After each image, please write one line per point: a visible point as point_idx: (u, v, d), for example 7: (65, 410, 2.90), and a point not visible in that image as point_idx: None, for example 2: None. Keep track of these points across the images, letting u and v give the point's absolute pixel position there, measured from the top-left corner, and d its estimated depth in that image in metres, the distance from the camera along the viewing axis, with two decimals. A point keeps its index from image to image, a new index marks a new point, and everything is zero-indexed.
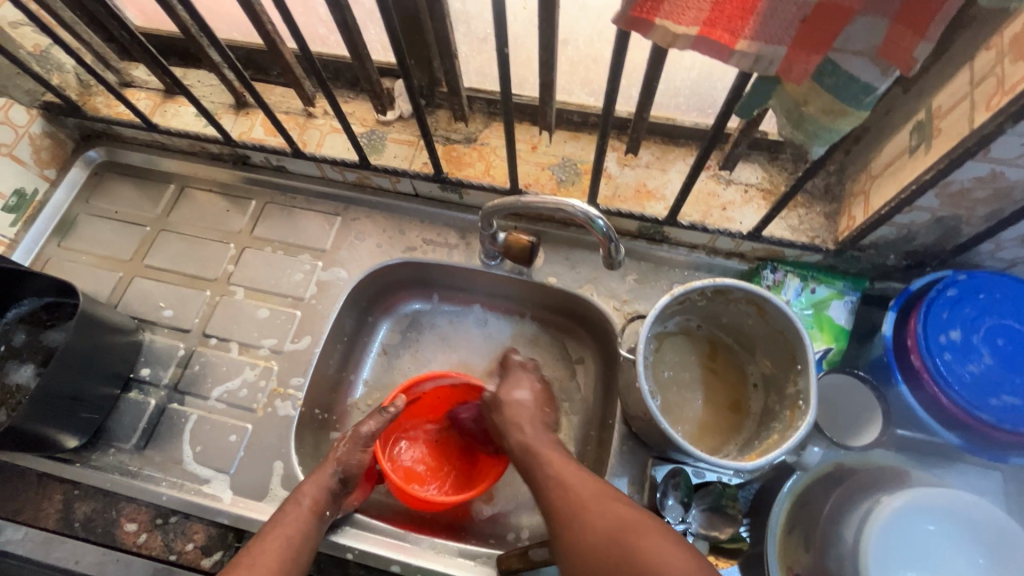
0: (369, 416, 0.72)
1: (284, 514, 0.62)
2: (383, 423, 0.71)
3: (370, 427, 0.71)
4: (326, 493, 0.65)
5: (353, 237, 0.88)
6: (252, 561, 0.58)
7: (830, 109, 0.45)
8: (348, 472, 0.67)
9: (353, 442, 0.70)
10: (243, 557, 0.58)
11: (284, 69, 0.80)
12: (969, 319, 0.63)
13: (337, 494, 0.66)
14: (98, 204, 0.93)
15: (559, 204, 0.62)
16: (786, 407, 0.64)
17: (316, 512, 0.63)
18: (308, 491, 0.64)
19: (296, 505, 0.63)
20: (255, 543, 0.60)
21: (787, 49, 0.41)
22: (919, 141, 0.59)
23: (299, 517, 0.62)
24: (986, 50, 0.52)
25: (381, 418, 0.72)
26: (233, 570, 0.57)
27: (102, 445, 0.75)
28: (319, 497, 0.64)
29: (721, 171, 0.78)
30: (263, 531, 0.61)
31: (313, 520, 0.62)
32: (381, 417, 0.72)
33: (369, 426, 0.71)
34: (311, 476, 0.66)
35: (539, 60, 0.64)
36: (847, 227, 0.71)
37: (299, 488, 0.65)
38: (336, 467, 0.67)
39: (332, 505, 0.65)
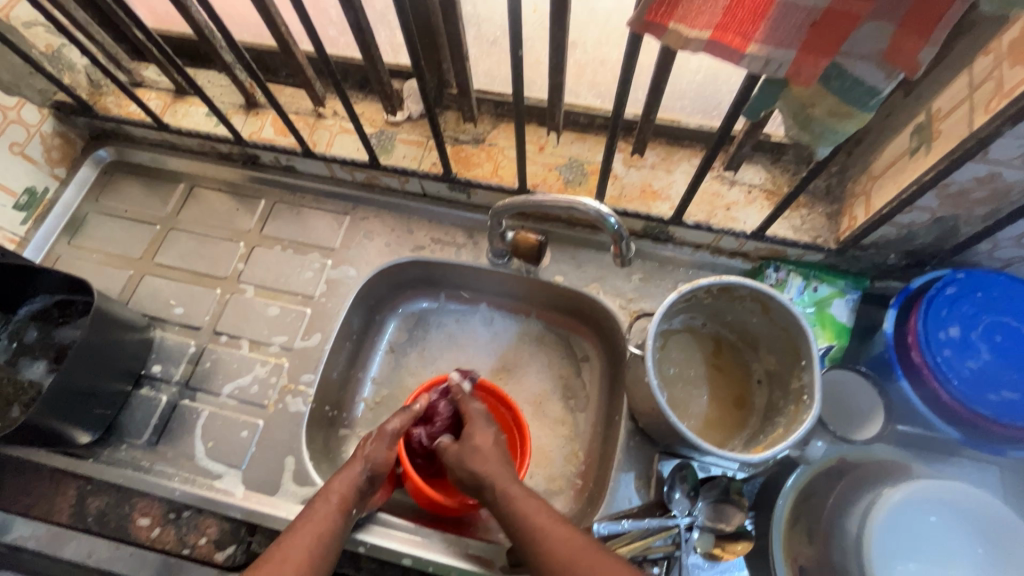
0: (393, 415, 0.74)
1: (312, 511, 0.63)
2: (408, 421, 0.73)
3: (395, 425, 0.72)
4: (354, 490, 0.66)
5: (361, 236, 0.89)
6: (281, 558, 0.58)
7: (836, 111, 0.47)
8: (376, 470, 0.68)
9: (379, 440, 0.71)
10: (273, 552, 0.59)
11: (295, 70, 0.81)
12: (967, 316, 0.65)
13: (363, 493, 0.67)
14: (108, 203, 0.94)
15: (571, 203, 0.63)
16: (790, 402, 0.66)
17: (342, 510, 0.64)
18: (337, 489, 0.65)
19: (323, 503, 0.64)
20: (284, 538, 0.60)
21: (797, 52, 0.42)
22: (919, 142, 0.61)
23: (327, 514, 0.63)
24: (985, 55, 0.53)
25: (405, 416, 0.73)
26: (261, 566, 0.57)
27: (114, 440, 0.76)
28: (346, 494, 0.65)
29: (725, 172, 0.79)
30: (290, 528, 0.62)
31: (340, 517, 0.63)
32: (405, 415, 0.73)
33: (395, 424, 0.72)
34: (339, 474, 0.67)
35: (549, 62, 0.65)
36: (849, 227, 0.72)
37: (327, 484, 0.66)
38: (364, 465, 0.68)
39: (357, 503, 0.66)
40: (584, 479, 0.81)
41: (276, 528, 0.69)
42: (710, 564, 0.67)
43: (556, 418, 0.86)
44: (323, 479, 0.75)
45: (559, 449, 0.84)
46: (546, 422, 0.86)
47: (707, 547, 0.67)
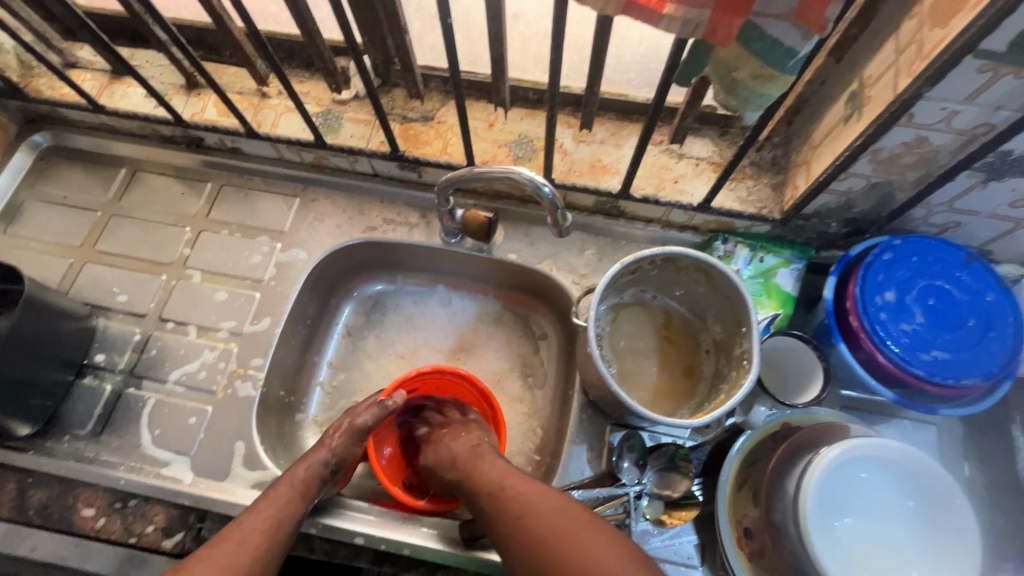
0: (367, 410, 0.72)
1: (273, 494, 0.62)
2: (380, 416, 0.73)
3: (365, 419, 0.72)
4: (319, 483, 0.65)
5: (312, 218, 0.87)
6: (239, 539, 0.57)
7: (759, 75, 0.47)
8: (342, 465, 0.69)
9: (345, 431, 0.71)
10: (230, 532, 0.58)
11: (233, 47, 0.78)
12: (902, 280, 0.67)
13: (325, 484, 0.67)
14: (46, 190, 0.90)
15: (506, 172, 0.63)
16: (733, 368, 0.67)
17: (305, 495, 0.64)
18: (299, 477, 0.64)
19: (283, 488, 0.63)
20: (244, 519, 0.59)
21: (712, 12, 0.41)
22: (852, 109, 0.62)
23: (288, 499, 0.62)
24: (909, 19, 0.54)
25: (378, 411, 0.73)
26: (217, 546, 0.56)
27: (57, 432, 0.74)
28: (308, 483, 0.65)
29: (673, 146, 0.79)
30: (248, 509, 0.61)
31: (302, 502, 0.63)
32: (378, 409, 0.73)
33: (365, 418, 0.72)
34: (303, 461, 0.66)
35: (487, 33, 0.64)
36: (791, 197, 0.73)
37: (291, 471, 0.65)
38: (330, 455, 0.68)
39: (321, 493, 0.66)
40: (541, 454, 0.82)
41: (227, 512, 0.69)
42: (659, 530, 0.68)
43: (513, 396, 0.87)
44: (276, 463, 0.75)
45: (517, 426, 0.85)
46: (504, 399, 0.87)
47: (657, 514, 0.68)
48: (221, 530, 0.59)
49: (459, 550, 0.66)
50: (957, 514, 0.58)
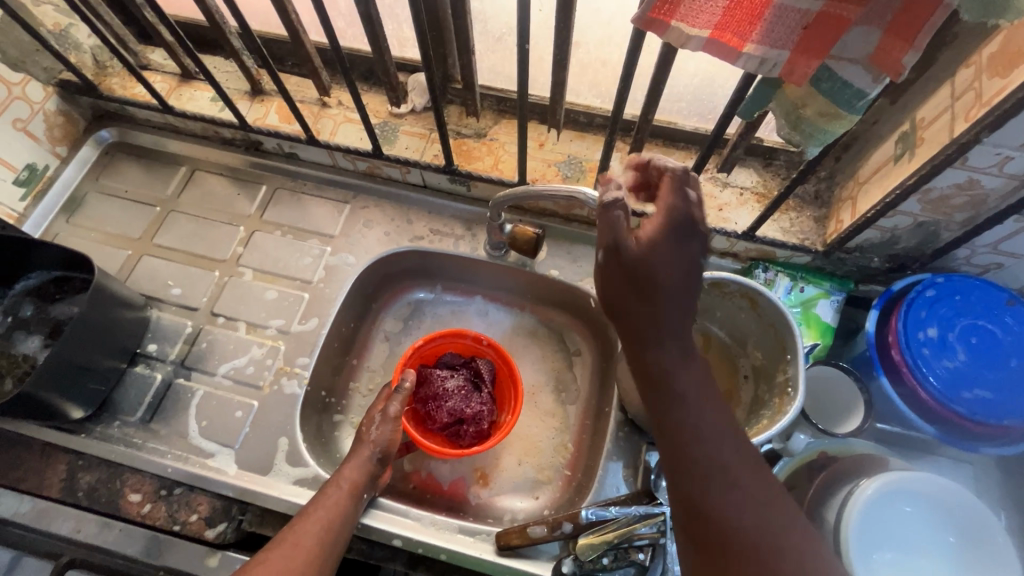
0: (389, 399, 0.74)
1: (323, 496, 0.64)
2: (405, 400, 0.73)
3: (397, 408, 0.73)
4: (367, 477, 0.68)
5: (361, 224, 0.90)
6: (294, 542, 0.59)
7: (825, 112, 0.49)
8: (386, 452, 0.70)
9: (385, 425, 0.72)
10: (286, 534, 0.60)
11: (303, 58, 0.82)
12: (945, 317, 0.68)
13: (372, 478, 0.69)
14: (108, 183, 0.94)
15: (570, 192, 0.65)
16: (775, 394, 0.68)
17: (354, 494, 0.66)
18: (348, 476, 0.66)
19: (333, 490, 0.65)
20: (297, 522, 0.61)
21: (791, 54, 0.44)
22: (903, 149, 0.64)
23: (339, 500, 0.64)
24: (966, 68, 0.56)
25: (400, 395, 0.73)
26: (275, 549, 0.58)
27: (107, 417, 0.76)
28: (357, 481, 0.67)
29: (719, 174, 0.82)
30: (301, 512, 0.62)
31: (351, 501, 0.65)
32: (400, 394, 0.74)
33: (396, 407, 0.73)
34: (349, 461, 0.68)
35: (554, 59, 0.68)
36: (835, 230, 0.75)
37: (338, 471, 0.67)
38: (374, 450, 0.70)
39: (370, 488, 0.68)
40: (573, 469, 0.83)
41: (269, 506, 0.70)
42: None
43: (546, 410, 0.88)
44: (316, 461, 0.76)
45: (549, 440, 0.86)
46: (537, 412, 0.88)
47: None
48: (278, 531, 0.61)
49: (496, 558, 0.68)
50: (997, 549, 0.59)
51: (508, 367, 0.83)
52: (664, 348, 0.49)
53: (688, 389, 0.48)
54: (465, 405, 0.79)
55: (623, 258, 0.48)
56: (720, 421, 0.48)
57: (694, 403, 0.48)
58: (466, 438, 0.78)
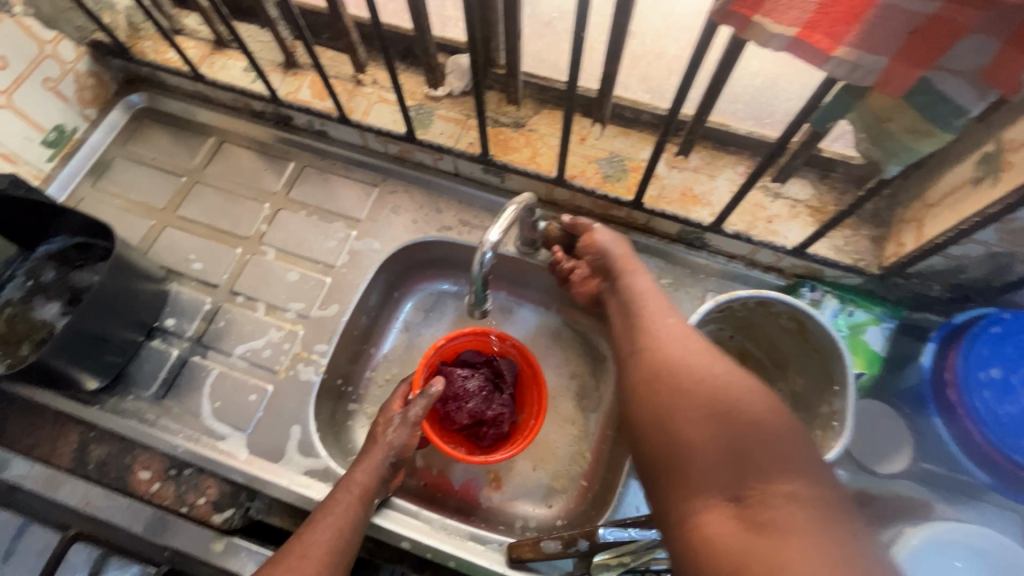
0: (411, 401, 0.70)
1: (331, 501, 0.62)
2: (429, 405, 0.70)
3: (418, 411, 0.69)
4: (381, 478, 0.66)
5: (388, 210, 0.87)
6: (302, 552, 0.57)
7: (916, 129, 0.45)
8: (400, 451, 0.68)
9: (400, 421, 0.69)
10: (294, 543, 0.58)
11: (340, 32, 0.78)
12: (1012, 359, 0.62)
13: (384, 480, 0.67)
14: (136, 150, 0.93)
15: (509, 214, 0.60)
16: (818, 426, 0.63)
17: (365, 498, 0.64)
18: (360, 479, 0.65)
19: (343, 495, 0.63)
20: (305, 531, 0.59)
21: (890, 61, 0.39)
22: (985, 173, 0.57)
23: (348, 506, 0.62)
24: None
25: (423, 401, 0.70)
26: (282, 560, 0.56)
27: (121, 390, 0.74)
28: (368, 484, 0.65)
29: (771, 184, 0.76)
30: (311, 519, 0.61)
31: (361, 508, 0.62)
32: (424, 399, 0.70)
33: (417, 411, 0.69)
34: (360, 463, 0.66)
35: (607, 49, 0.63)
36: (894, 253, 0.70)
37: (349, 474, 0.65)
38: (388, 448, 0.68)
39: (385, 489, 0.66)
40: (589, 480, 0.80)
41: (277, 496, 0.68)
42: None
43: (566, 416, 0.85)
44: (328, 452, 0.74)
45: (566, 448, 0.83)
46: (556, 417, 0.85)
47: None
48: (285, 540, 0.59)
49: (506, 570, 0.66)
50: None
51: (531, 368, 0.80)
52: (643, 302, 0.61)
53: (644, 316, 0.59)
54: (486, 408, 0.76)
55: (618, 286, 0.65)
56: (674, 331, 0.55)
57: (666, 336, 0.54)
58: (486, 440, 0.77)
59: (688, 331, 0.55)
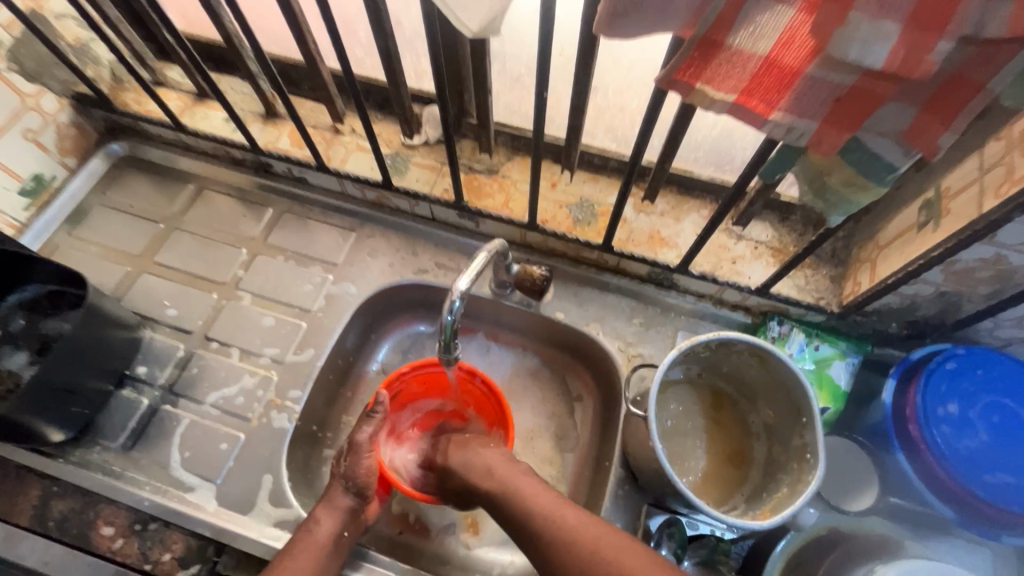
0: (360, 423, 0.68)
1: (305, 536, 0.61)
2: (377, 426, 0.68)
3: (367, 433, 0.68)
4: (345, 515, 0.64)
5: (365, 254, 0.88)
6: None
7: (852, 182, 0.47)
8: (360, 484, 0.66)
9: (355, 455, 0.67)
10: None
11: (320, 86, 0.81)
12: (966, 393, 0.65)
13: (352, 513, 0.65)
14: (115, 198, 0.94)
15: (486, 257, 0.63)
16: (793, 459, 0.64)
17: (335, 533, 0.62)
18: (325, 519, 0.63)
19: (316, 531, 0.62)
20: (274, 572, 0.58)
21: (820, 124, 0.42)
22: (927, 218, 0.61)
23: (320, 545, 0.61)
24: (996, 140, 0.54)
25: (371, 421, 0.68)
26: None
27: (87, 441, 0.73)
28: (335, 523, 0.63)
29: (733, 226, 0.80)
30: (282, 557, 0.60)
31: (330, 548, 0.62)
32: (373, 420, 0.68)
33: (366, 433, 0.67)
34: (325, 501, 0.64)
35: (570, 105, 0.66)
36: (852, 292, 0.73)
37: (314, 512, 0.64)
38: (347, 483, 0.66)
39: (350, 525, 0.64)
40: None
41: (246, 549, 0.67)
42: None
43: (543, 458, 0.85)
44: (300, 502, 0.72)
45: None
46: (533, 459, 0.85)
47: None
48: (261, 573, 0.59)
49: None
50: None
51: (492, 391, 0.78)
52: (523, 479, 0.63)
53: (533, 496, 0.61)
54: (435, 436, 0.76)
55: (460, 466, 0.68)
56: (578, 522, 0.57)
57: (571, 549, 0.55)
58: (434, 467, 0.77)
59: (513, 466, 0.66)
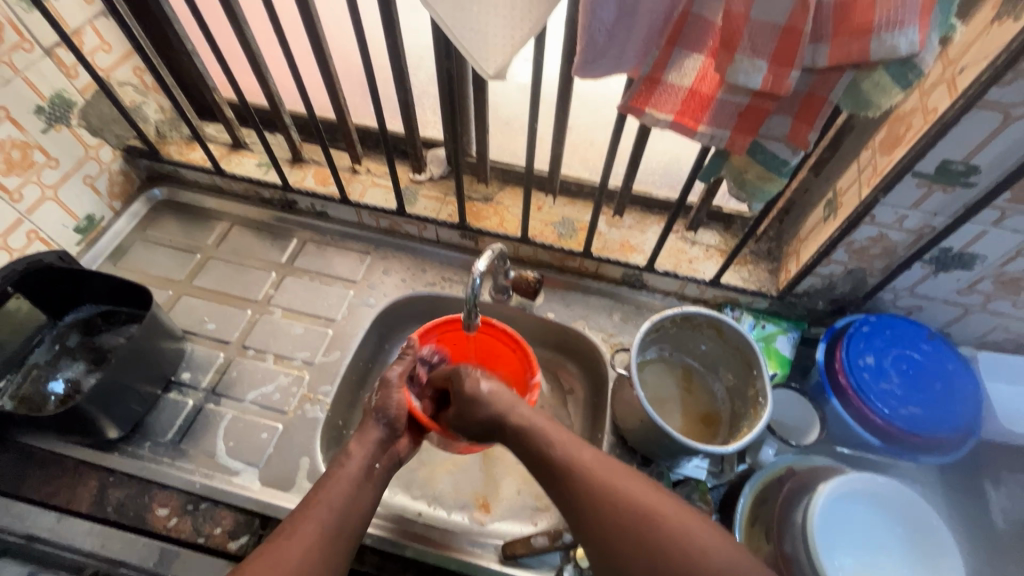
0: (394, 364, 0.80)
1: (340, 468, 0.68)
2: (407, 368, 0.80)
3: (397, 373, 0.79)
4: (374, 448, 0.71)
5: (381, 272, 1.02)
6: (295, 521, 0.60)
7: (763, 177, 0.65)
8: (391, 418, 0.74)
9: (387, 389, 0.77)
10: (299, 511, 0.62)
11: (344, 134, 0.99)
12: (880, 348, 0.81)
13: (382, 446, 0.73)
14: (154, 234, 1.06)
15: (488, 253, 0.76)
16: (750, 406, 0.79)
17: (365, 464, 0.69)
18: (356, 452, 0.70)
19: (348, 463, 0.69)
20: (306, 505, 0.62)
21: (731, 132, 0.60)
22: (829, 211, 0.80)
23: (354, 476, 0.67)
24: (865, 149, 0.74)
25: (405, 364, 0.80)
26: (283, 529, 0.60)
27: (138, 438, 0.81)
28: (367, 455, 0.70)
29: (688, 234, 0.98)
30: (317, 487, 0.65)
31: (361, 484, 0.67)
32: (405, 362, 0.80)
33: (397, 371, 0.79)
34: (359, 437, 0.72)
35: (553, 138, 0.85)
36: (785, 278, 0.90)
37: (348, 446, 0.71)
38: (378, 418, 0.74)
39: (380, 458, 0.71)
40: None
41: None
42: None
43: None
44: None
45: None
46: None
47: None
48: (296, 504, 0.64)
49: (501, 567, 0.76)
50: (940, 537, 0.69)
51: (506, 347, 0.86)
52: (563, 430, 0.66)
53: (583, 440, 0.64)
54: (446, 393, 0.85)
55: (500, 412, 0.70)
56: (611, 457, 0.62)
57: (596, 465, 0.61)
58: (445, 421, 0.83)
59: (526, 402, 0.71)
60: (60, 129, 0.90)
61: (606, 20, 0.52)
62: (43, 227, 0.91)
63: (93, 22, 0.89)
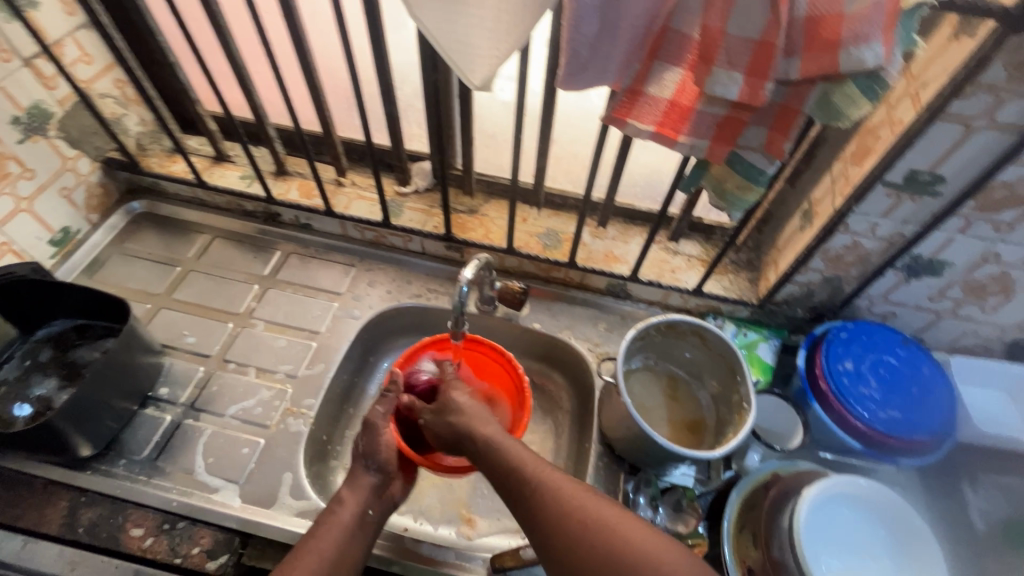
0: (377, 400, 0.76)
1: (331, 515, 0.67)
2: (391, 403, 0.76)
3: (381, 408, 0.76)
4: (369, 493, 0.70)
5: (365, 284, 1.02)
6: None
7: (742, 186, 0.67)
8: (382, 463, 0.72)
9: (372, 432, 0.74)
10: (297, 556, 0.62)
11: (330, 146, 0.99)
12: (858, 353, 0.83)
13: (377, 491, 0.71)
14: (132, 247, 1.04)
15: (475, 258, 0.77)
16: (734, 412, 0.80)
17: (359, 510, 0.68)
18: (350, 498, 0.69)
19: (340, 510, 0.68)
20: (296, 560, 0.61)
21: (710, 142, 0.62)
22: (804, 221, 0.83)
23: (348, 523, 0.66)
24: (837, 161, 0.77)
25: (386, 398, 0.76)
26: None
27: (113, 456, 0.79)
28: (360, 501, 0.69)
29: (670, 244, 1.00)
30: (308, 537, 0.65)
31: (350, 534, 0.66)
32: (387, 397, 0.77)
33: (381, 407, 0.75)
34: (350, 485, 0.70)
35: (538, 151, 0.86)
36: (765, 287, 0.92)
37: (339, 494, 0.70)
38: (369, 464, 0.72)
39: (375, 503, 0.70)
40: None
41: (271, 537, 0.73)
42: None
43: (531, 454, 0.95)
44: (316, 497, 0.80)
45: None
46: None
47: None
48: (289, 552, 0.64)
49: None
50: (924, 537, 0.70)
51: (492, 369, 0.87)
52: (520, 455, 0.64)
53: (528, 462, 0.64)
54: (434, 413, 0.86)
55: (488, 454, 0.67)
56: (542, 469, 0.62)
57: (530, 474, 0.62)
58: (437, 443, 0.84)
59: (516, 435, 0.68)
60: (37, 140, 0.88)
61: (588, 33, 0.54)
62: (16, 239, 0.89)
63: (74, 34, 0.89)
